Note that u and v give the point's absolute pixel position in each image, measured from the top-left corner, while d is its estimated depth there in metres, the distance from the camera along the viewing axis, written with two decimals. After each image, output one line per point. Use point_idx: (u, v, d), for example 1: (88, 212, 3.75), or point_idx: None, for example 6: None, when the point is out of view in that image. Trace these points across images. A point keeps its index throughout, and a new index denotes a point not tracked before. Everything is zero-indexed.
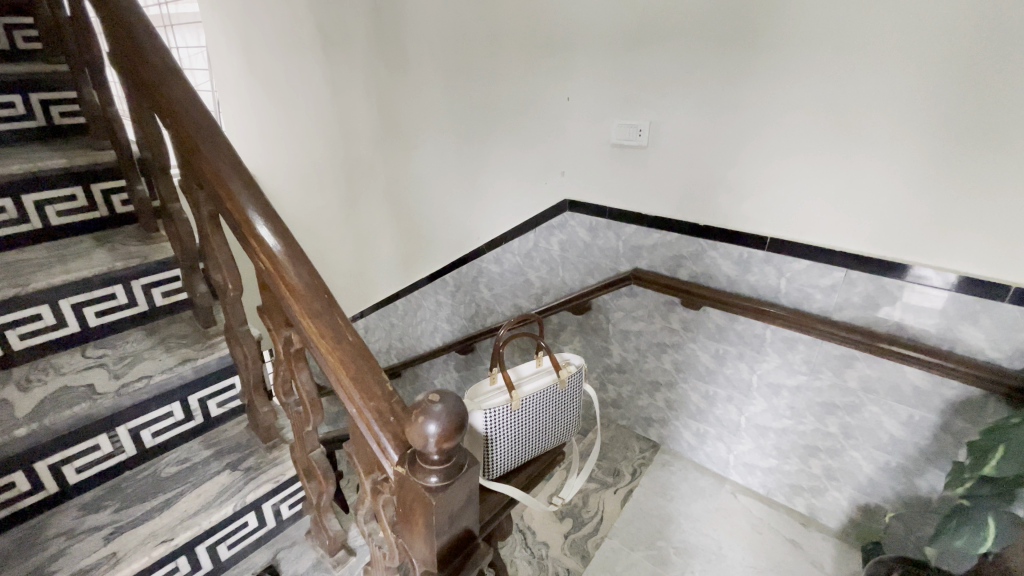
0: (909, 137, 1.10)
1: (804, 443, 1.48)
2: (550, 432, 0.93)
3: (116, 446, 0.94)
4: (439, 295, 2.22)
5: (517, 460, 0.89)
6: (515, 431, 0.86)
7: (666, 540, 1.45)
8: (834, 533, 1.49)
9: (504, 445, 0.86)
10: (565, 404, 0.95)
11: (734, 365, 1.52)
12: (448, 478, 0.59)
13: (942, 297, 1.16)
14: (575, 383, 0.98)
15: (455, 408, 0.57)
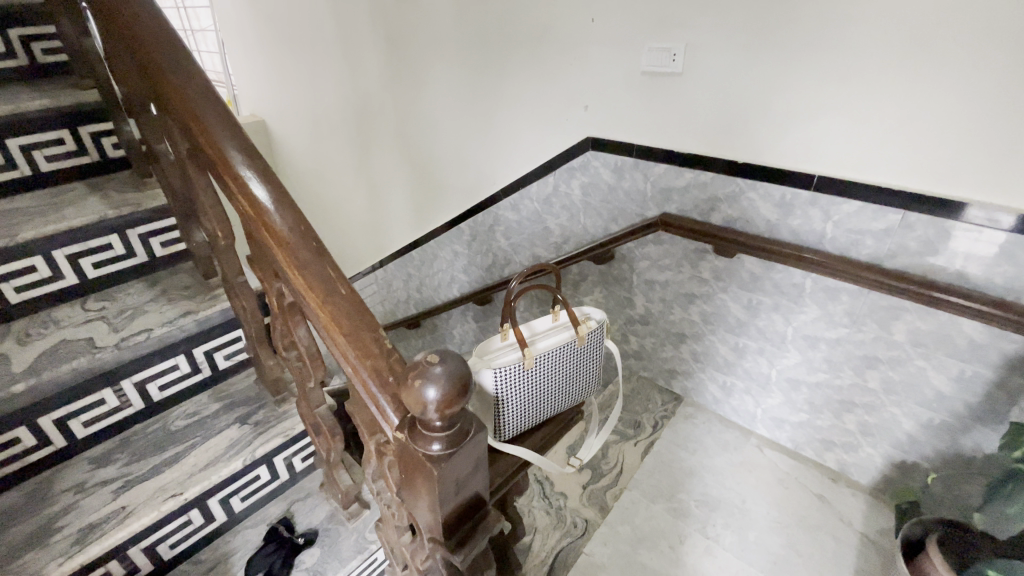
0: (996, 51, 0.93)
1: (839, 399, 1.39)
2: (568, 392, 0.88)
3: (122, 400, 0.92)
4: (455, 244, 2.14)
5: (532, 420, 0.84)
6: (528, 391, 0.80)
7: (687, 493, 1.42)
8: (866, 490, 1.43)
9: (516, 405, 0.80)
10: (584, 361, 0.88)
11: (767, 317, 1.42)
12: (452, 444, 0.53)
13: (1015, 242, 1.02)
14: (597, 338, 0.90)
15: (457, 369, 0.50)
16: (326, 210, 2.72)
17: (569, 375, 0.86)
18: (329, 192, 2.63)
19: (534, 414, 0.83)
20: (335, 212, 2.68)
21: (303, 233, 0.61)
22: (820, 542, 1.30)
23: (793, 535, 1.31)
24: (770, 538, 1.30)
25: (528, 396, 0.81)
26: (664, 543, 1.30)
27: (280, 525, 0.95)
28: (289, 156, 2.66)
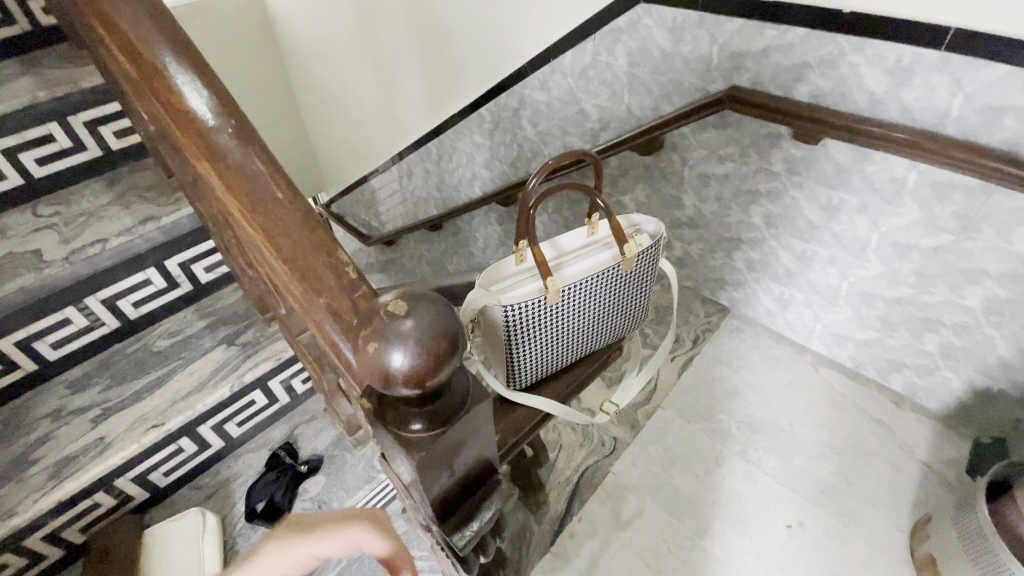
0: None
1: (921, 317, 1.18)
2: (601, 323, 0.74)
3: (92, 319, 0.81)
4: (475, 134, 1.87)
5: (554, 357, 0.73)
6: (547, 327, 0.68)
7: (728, 413, 1.29)
8: (933, 416, 1.27)
9: (533, 343, 0.69)
10: (626, 286, 0.73)
11: (849, 219, 1.17)
12: (440, 422, 0.37)
13: None
14: (647, 257, 0.73)
15: (441, 324, 0.32)
16: (333, 97, 2.42)
17: (604, 304, 0.72)
18: (334, 74, 2.31)
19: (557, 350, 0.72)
20: (343, 100, 2.37)
21: (226, 107, 0.42)
22: (876, 471, 1.17)
23: (845, 462, 1.19)
24: (818, 464, 1.18)
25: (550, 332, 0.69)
26: (699, 465, 1.19)
27: (282, 451, 0.87)
28: (287, 31, 2.31)
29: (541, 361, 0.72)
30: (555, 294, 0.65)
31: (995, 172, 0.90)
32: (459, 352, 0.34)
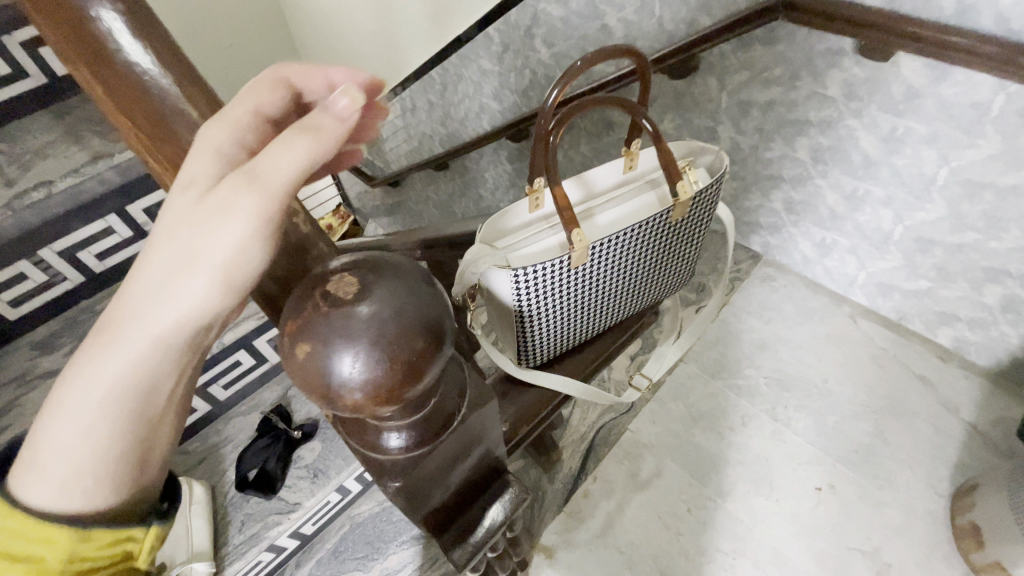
0: None
1: (984, 267, 1.04)
2: (637, 276, 0.70)
3: (51, 274, 0.72)
4: (483, 59, 1.67)
5: (575, 314, 0.67)
6: (562, 285, 0.62)
7: (756, 369, 1.19)
8: (982, 373, 1.16)
9: (548, 302, 0.63)
10: (672, 232, 0.67)
11: (912, 152, 1.00)
12: (422, 438, 0.29)
13: None
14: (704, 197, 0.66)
15: (405, 313, 0.24)
16: (327, 19, 2.17)
17: (643, 253, 0.67)
18: None
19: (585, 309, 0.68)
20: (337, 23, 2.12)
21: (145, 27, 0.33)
22: (916, 431, 1.09)
23: (883, 421, 1.10)
24: (852, 424, 1.10)
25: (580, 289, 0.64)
26: (723, 423, 1.12)
27: (274, 415, 0.79)
28: None
29: (567, 323, 0.68)
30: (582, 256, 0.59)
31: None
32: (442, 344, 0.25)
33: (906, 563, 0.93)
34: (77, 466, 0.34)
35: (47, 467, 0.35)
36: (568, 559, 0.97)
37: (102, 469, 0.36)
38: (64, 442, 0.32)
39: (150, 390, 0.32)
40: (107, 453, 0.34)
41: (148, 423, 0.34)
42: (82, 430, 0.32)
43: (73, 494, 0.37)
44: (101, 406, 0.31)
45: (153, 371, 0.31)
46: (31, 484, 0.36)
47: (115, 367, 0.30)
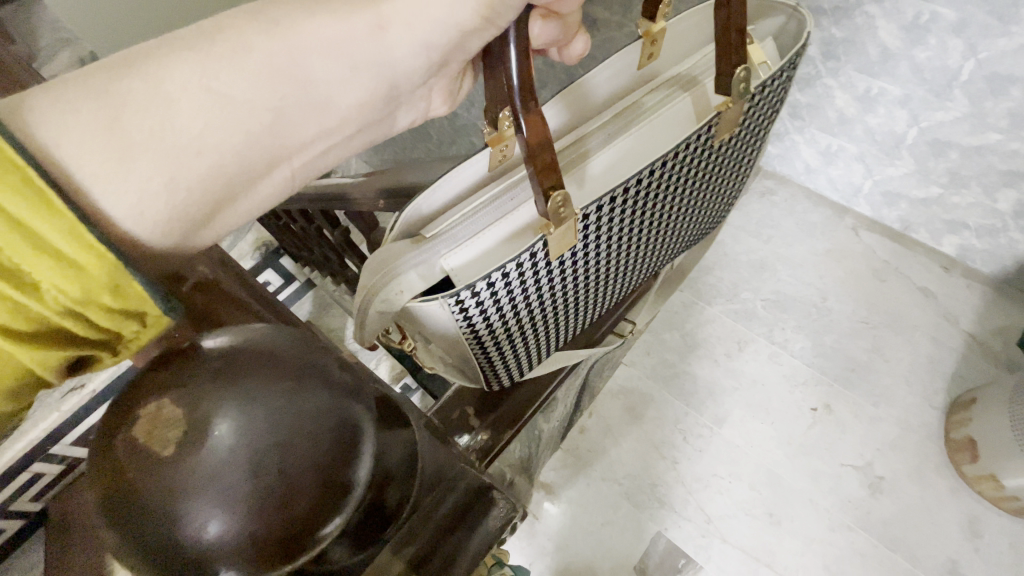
0: None
1: (1003, 169, 0.94)
2: (669, 217, 0.63)
3: None
4: None
5: (589, 279, 0.60)
6: (531, 278, 0.51)
7: (753, 291, 1.14)
8: (983, 280, 1.12)
9: (521, 297, 0.52)
10: (713, 153, 0.59)
11: (936, 43, 0.86)
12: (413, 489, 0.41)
13: None
14: (771, 83, 0.58)
15: (274, 466, 0.27)
16: None
17: (671, 194, 0.59)
18: None
19: (614, 260, 0.61)
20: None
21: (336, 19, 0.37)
22: (913, 345, 1.07)
23: (881, 337, 1.08)
24: (850, 342, 1.08)
25: (615, 241, 0.57)
26: (720, 349, 1.09)
27: None
28: None
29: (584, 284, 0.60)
30: (565, 235, 0.47)
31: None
32: (345, 474, 0.30)
33: (899, 476, 0.96)
34: (210, 133, 0.31)
35: (168, 129, 0.30)
36: (569, 494, 0.99)
37: (220, 153, 0.32)
38: (198, 83, 0.30)
39: (323, 97, 0.35)
40: (246, 139, 0.33)
41: (275, 131, 0.34)
42: (252, 78, 0.32)
43: (148, 170, 0.30)
44: (268, 66, 0.32)
45: (352, 77, 0.36)
46: (74, 121, 0.28)
47: (310, 35, 0.33)
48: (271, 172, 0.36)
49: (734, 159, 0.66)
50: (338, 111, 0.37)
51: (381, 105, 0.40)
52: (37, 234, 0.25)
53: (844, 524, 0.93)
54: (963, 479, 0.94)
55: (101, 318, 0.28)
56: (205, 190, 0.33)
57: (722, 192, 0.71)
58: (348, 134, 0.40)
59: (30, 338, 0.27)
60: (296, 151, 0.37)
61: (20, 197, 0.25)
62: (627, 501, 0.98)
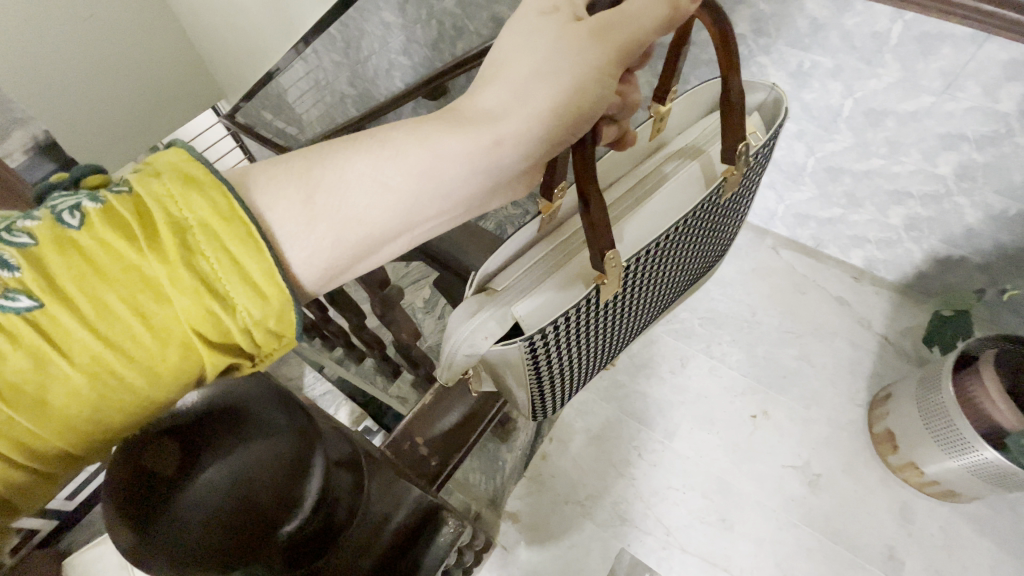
0: None
1: (888, 189, 1.09)
2: (680, 261, 0.74)
3: None
4: (382, 9, 1.51)
5: (620, 316, 0.70)
6: (586, 319, 0.60)
7: (691, 310, 1.25)
8: (889, 286, 1.26)
9: (574, 335, 0.61)
10: (716, 213, 0.70)
11: (820, 85, 1.01)
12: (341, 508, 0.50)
13: None
14: (763, 151, 0.71)
15: (241, 490, 0.36)
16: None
17: (674, 253, 0.69)
18: None
19: (637, 300, 0.71)
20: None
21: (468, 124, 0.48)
22: (835, 349, 1.19)
23: (807, 344, 1.19)
24: (779, 351, 1.19)
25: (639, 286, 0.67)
26: (666, 368, 1.17)
27: None
28: None
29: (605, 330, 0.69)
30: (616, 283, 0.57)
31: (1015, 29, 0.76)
32: (291, 495, 0.39)
33: (833, 472, 1.05)
34: (367, 211, 0.41)
35: (339, 207, 0.40)
36: (533, 522, 1.02)
37: (372, 225, 0.42)
38: (370, 174, 0.41)
39: (452, 188, 0.45)
40: (389, 218, 0.43)
41: (410, 216, 0.44)
42: (408, 173, 0.42)
43: (322, 240, 0.40)
44: (419, 168, 0.43)
45: (473, 174, 0.46)
46: (282, 196, 0.39)
47: (448, 148, 0.44)
48: (398, 240, 0.46)
49: (722, 221, 0.78)
50: (458, 202, 0.47)
51: (487, 193, 0.50)
52: (240, 260, 0.36)
53: (790, 522, 1.00)
54: (890, 470, 1.03)
55: (258, 336, 0.38)
56: (352, 253, 0.42)
57: (722, 235, 0.82)
58: (459, 216, 0.50)
59: (208, 342, 0.36)
60: (422, 225, 0.46)
61: (231, 229, 0.35)
62: (590, 522, 1.02)
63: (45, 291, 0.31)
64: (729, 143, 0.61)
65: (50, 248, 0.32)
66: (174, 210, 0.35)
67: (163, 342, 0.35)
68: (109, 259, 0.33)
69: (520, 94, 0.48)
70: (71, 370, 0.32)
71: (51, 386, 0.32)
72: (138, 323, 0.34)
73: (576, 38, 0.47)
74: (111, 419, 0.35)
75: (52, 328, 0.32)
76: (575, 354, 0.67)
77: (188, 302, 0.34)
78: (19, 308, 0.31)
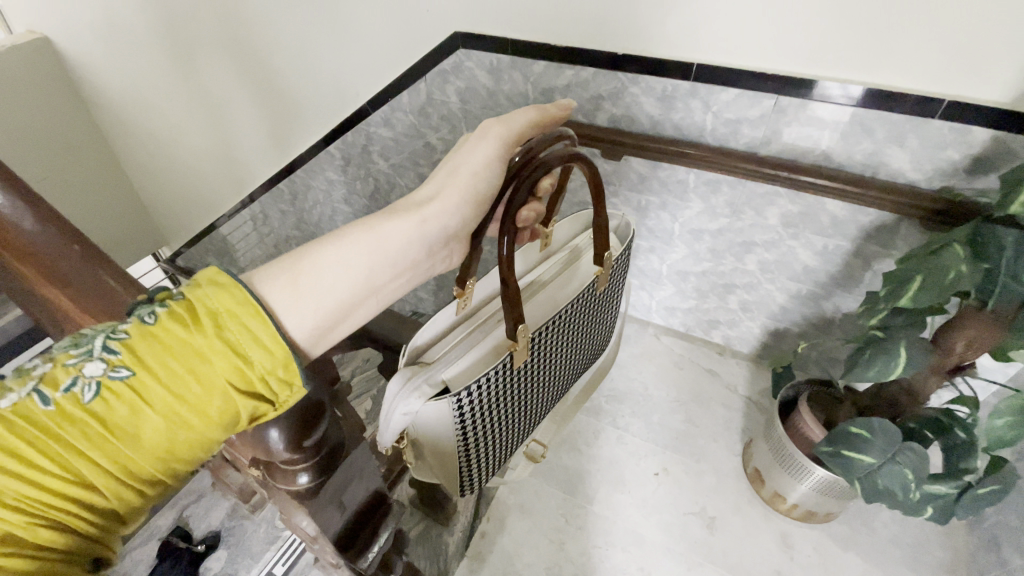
0: None
1: (722, 282, 1.48)
2: (576, 339, 0.96)
3: None
4: (328, 171, 1.87)
5: (530, 383, 0.89)
6: (500, 381, 0.79)
7: (597, 391, 1.51)
8: (747, 357, 1.59)
9: (489, 395, 0.79)
10: (598, 299, 0.95)
11: (656, 215, 1.44)
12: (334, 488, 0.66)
13: (847, 112, 1.07)
14: (624, 253, 0.97)
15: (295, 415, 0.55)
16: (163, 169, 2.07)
17: (562, 336, 0.90)
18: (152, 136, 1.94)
19: (544, 370, 0.91)
20: (147, 151, 2.00)
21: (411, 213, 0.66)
22: (712, 410, 1.46)
23: (691, 410, 1.46)
24: (669, 416, 1.45)
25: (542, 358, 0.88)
26: (582, 441, 1.40)
27: None
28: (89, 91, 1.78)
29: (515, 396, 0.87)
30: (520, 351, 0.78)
31: (787, 178, 1.16)
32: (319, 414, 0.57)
33: (725, 514, 1.25)
34: (334, 279, 0.57)
35: (312, 282, 0.55)
36: None
37: (340, 290, 0.57)
38: (335, 258, 0.57)
39: (397, 256, 0.62)
40: (351, 280, 0.58)
41: (370, 279, 0.60)
42: (361, 250, 0.59)
43: (301, 307, 0.54)
44: (371, 247, 0.59)
45: (413, 243, 0.63)
46: (268, 282, 0.53)
47: (391, 230, 0.61)
48: (364, 301, 0.61)
49: (603, 312, 1.01)
50: (407, 262, 0.64)
51: (428, 256, 0.67)
52: (255, 332, 0.49)
53: (696, 562, 1.17)
54: (766, 504, 1.25)
55: (275, 385, 0.50)
56: (324, 312, 0.56)
57: (608, 317, 1.06)
58: (409, 277, 0.66)
59: (240, 392, 0.49)
60: (380, 285, 0.62)
61: (246, 310, 0.49)
62: None
63: (134, 363, 0.45)
64: (599, 249, 0.86)
65: (135, 337, 0.46)
66: (211, 303, 0.49)
67: (209, 393, 0.47)
68: (171, 340, 0.47)
69: (441, 186, 0.67)
70: (152, 414, 0.46)
71: (141, 426, 0.46)
72: (194, 380, 0.47)
73: (481, 145, 0.68)
74: (179, 452, 0.48)
75: (141, 389, 0.45)
76: (495, 414, 0.85)
77: (224, 363, 0.48)
78: (121, 378, 0.44)
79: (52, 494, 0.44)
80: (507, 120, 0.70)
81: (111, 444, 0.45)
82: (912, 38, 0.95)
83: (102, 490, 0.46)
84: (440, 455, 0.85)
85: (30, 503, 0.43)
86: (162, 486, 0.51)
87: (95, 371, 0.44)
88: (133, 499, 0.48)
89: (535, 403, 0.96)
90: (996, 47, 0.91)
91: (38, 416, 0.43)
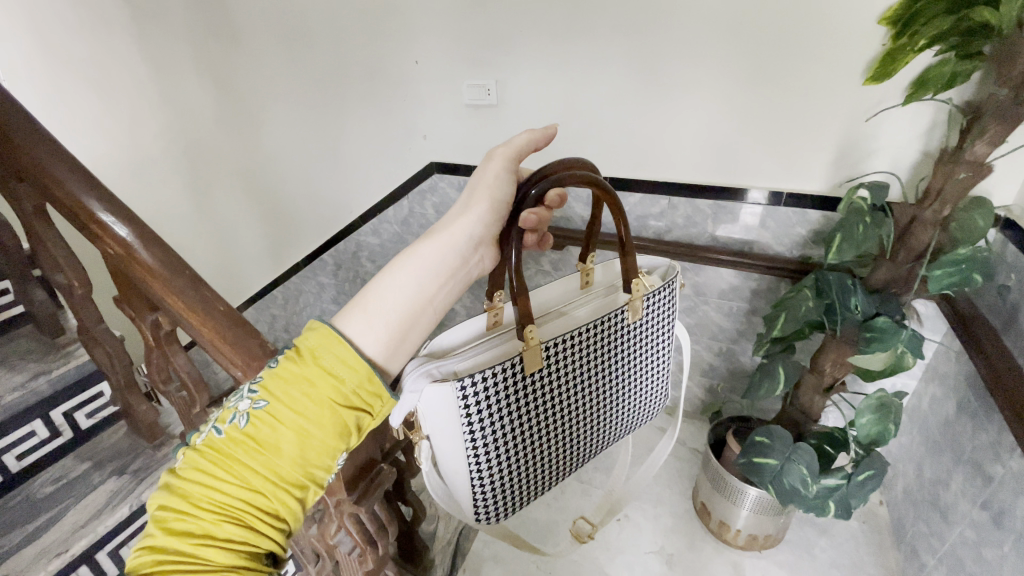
0: (705, 88, 1.35)
1: None
2: (608, 372, 0.90)
3: (53, 430, 0.97)
4: (320, 277, 2.11)
5: (551, 405, 0.84)
6: (506, 388, 0.76)
7: None
8: (691, 415, 1.80)
9: (495, 400, 0.75)
10: (631, 334, 0.89)
11: None
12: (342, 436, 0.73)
13: (758, 212, 1.42)
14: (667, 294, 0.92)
15: None
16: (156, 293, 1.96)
17: (585, 360, 0.84)
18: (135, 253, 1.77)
19: (568, 395, 0.85)
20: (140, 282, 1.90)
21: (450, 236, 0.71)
22: (664, 461, 1.63)
23: (646, 462, 1.63)
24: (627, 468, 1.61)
25: (565, 377, 0.83)
26: (550, 496, 1.54)
27: None
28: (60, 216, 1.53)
29: (528, 417, 0.81)
30: (531, 358, 0.75)
31: (691, 254, 1.51)
32: None
33: (682, 550, 1.37)
34: (381, 296, 0.62)
35: (365, 300, 0.61)
36: None
37: (388, 307, 0.61)
38: (383, 281, 0.63)
39: (437, 273, 0.67)
40: (398, 298, 0.62)
41: (420, 297, 0.65)
42: (400, 272, 0.64)
43: (353, 326, 0.59)
44: (412, 270, 0.65)
45: (448, 260, 0.68)
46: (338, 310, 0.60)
47: (430, 251, 0.67)
48: (418, 316, 0.64)
49: (637, 354, 0.93)
50: (446, 279, 0.68)
51: (464, 270, 0.71)
52: (343, 355, 0.55)
53: None
54: (716, 537, 1.39)
55: (369, 394, 0.56)
56: (374, 323, 0.60)
57: (652, 364, 0.98)
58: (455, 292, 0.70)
59: (346, 405, 0.54)
60: (430, 301, 0.66)
61: (330, 340, 0.55)
62: None
63: (269, 391, 0.52)
64: (628, 278, 0.83)
65: (263, 375, 0.54)
66: (305, 341, 0.56)
67: (322, 408, 0.53)
68: (287, 372, 0.53)
69: (465, 209, 0.72)
70: (286, 429, 0.51)
71: (281, 443, 0.51)
72: (310, 397, 0.53)
73: (494, 164, 0.74)
74: (313, 461, 0.53)
75: (276, 413, 0.52)
76: (505, 426, 0.79)
77: (329, 380, 0.54)
78: (260, 406, 0.51)
79: (234, 503, 0.50)
80: (509, 141, 0.75)
81: (264, 458, 0.51)
82: (751, 153, 1.38)
83: (267, 499, 0.51)
84: (451, 468, 0.80)
85: (222, 511, 0.49)
86: (309, 501, 0.55)
87: (243, 405, 0.52)
88: (299, 509, 0.53)
89: (558, 438, 0.89)
90: (805, 155, 1.33)
91: (214, 444, 0.51)
